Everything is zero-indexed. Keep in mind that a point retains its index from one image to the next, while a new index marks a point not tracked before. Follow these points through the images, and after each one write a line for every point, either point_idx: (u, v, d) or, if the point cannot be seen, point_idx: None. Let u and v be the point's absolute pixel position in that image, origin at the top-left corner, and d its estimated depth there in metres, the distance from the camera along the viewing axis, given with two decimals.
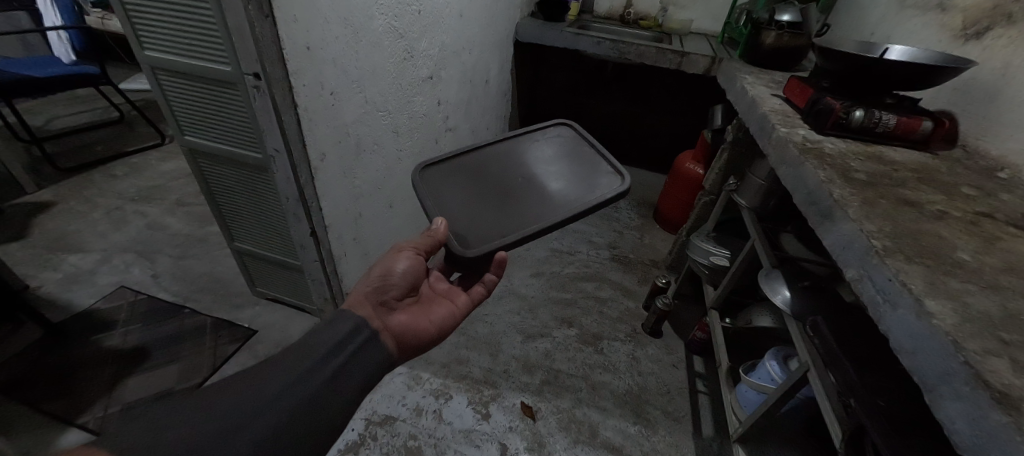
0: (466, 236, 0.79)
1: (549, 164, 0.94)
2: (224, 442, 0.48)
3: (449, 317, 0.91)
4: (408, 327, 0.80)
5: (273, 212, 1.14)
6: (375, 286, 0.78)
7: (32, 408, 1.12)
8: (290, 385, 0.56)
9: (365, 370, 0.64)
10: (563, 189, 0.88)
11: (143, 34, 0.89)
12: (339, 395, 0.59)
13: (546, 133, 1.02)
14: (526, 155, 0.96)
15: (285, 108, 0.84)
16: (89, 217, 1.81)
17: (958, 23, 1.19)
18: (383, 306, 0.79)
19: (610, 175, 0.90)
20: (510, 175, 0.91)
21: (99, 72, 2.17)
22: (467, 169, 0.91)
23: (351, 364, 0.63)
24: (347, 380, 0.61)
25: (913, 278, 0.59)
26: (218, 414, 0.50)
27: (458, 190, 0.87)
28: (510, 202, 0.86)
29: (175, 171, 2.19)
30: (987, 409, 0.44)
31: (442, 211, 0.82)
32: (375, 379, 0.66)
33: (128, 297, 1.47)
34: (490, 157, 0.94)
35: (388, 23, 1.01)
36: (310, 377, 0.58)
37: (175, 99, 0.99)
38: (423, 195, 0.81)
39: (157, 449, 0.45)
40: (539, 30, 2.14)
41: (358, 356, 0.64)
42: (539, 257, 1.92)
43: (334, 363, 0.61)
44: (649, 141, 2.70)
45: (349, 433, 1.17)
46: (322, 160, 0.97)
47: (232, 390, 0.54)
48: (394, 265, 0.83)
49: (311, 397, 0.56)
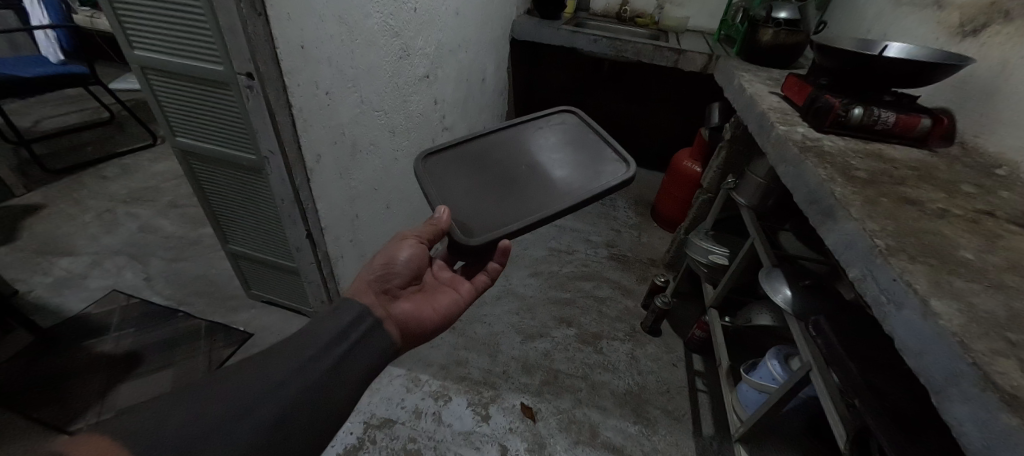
0: (468, 225, 0.79)
1: (552, 152, 0.93)
2: (224, 428, 0.47)
3: (452, 306, 0.90)
4: (412, 315, 0.79)
5: (268, 212, 1.12)
6: (378, 274, 0.77)
7: (22, 416, 1.10)
8: (292, 374, 0.55)
9: (366, 359, 0.63)
10: (567, 177, 0.87)
11: (133, 32, 0.86)
12: (341, 385, 0.58)
13: (549, 121, 1.00)
14: (530, 143, 0.95)
15: (280, 108, 0.82)
16: (80, 220, 1.78)
17: (954, 21, 1.19)
18: (386, 295, 0.78)
19: (614, 163, 0.90)
20: (513, 162, 0.90)
21: (88, 72, 2.13)
22: (469, 156, 0.90)
23: (353, 353, 0.62)
24: (349, 370, 0.60)
25: (918, 278, 0.58)
26: (219, 400, 0.49)
27: (460, 178, 0.85)
28: (513, 190, 0.85)
29: (168, 172, 2.16)
30: (997, 410, 0.43)
31: (443, 199, 0.81)
32: (375, 369, 0.65)
33: (120, 301, 1.45)
34: (493, 145, 0.93)
35: (383, 20, 0.99)
36: (313, 366, 0.57)
37: (167, 99, 0.96)
38: (426, 184, 0.80)
39: (157, 434, 0.43)
40: (535, 28, 2.13)
41: (360, 345, 0.63)
42: (537, 256, 1.90)
43: (334, 352, 0.60)
44: (646, 139, 2.69)
45: (348, 437, 1.16)
46: (318, 161, 0.95)
47: (231, 377, 0.52)
48: (397, 255, 0.82)
49: (313, 385, 0.55)
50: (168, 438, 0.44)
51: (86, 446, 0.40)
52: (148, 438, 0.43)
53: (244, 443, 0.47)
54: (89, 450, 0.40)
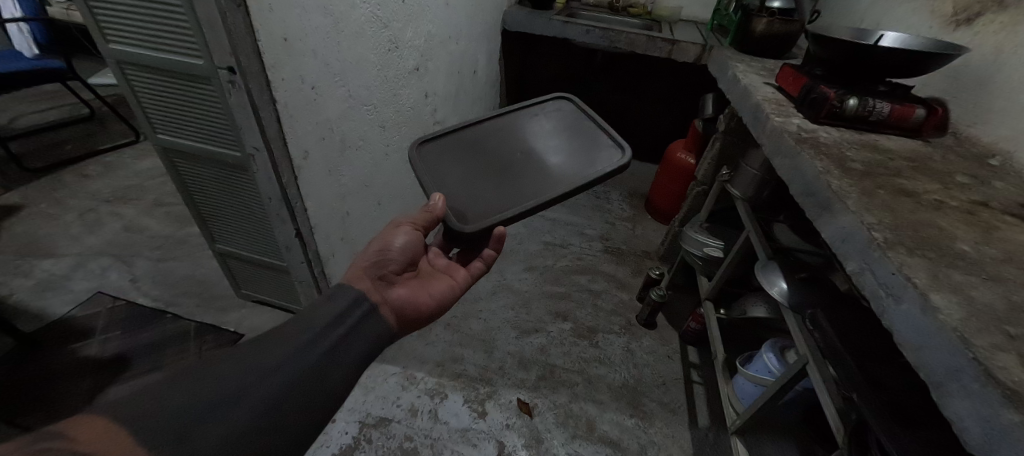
0: (463, 211, 0.77)
1: (547, 139, 0.91)
2: (227, 408, 0.45)
3: (448, 292, 0.88)
4: (409, 300, 0.78)
5: (255, 210, 1.09)
6: (374, 260, 0.76)
7: (5, 424, 1.08)
8: (290, 356, 0.53)
9: (363, 343, 0.62)
10: (562, 164, 0.86)
11: (107, 25, 0.82)
12: (339, 367, 0.57)
13: (544, 108, 0.98)
14: (525, 130, 0.93)
15: (265, 104, 0.79)
16: (61, 220, 1.73)
17: (948, 9, 1.18)
18: (383, 280, 0.77)
19: (610, 150, 0.88)
20: (508, 149, 0.88)
21: (65, 66, 2.07)
22: (464, 144, 0.88)
23: (350, 337, 0.61)
24: (346, 354, 0.59)
25: (917, 272, 0.58)
26: (218, 381, 0.47)
27: (455, 165, 0.84)
28: (508, 176, 0.83)
29: (151, 169, 2.11)
30: (999, 407, 0.43)
31: (439, 186, 0.79)
32: (373, 353, 0.64)
33: (106, 303, 1.42)
34: (488, 132, 0.91)
35: (371, 11, 0.97)
36: (312, 348, 0.56)
37: (145, 95, 0.93)
38: (421, 171, 0.78)
39: (161, 415, 0.41)
40: (527, 18, 2.10)
41: (356, 330, 0.62)
42: (532, 250, 1.89)
43: (332, 335, 0.59)
44: (639, 131, 2.67)
45: (343, 437, 1.15)
46: (306, 158, 0.92)
47: (228, 360, 0.50)
48: (392, 241, 0.80)
49: (313, 368, 0.54)
50: (172, 418, 0.42)
51: (87, 425, 0.38)
52: (152, 418, 0.41)
53: (245, 421, 0.46)
54: (92, 431, 0.38)
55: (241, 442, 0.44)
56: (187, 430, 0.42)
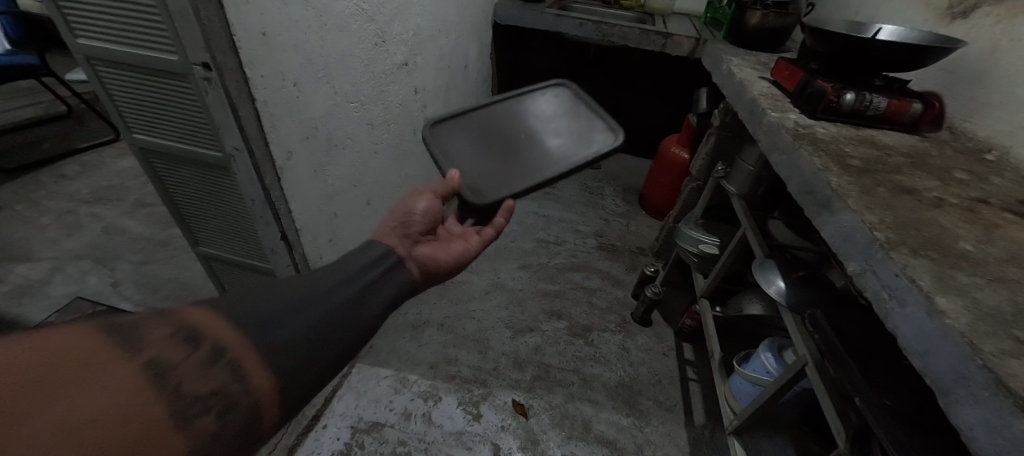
0: (477, 186, 0.78)
1: (551, 119, 0.89)
2: (285, 322, 0.40)
3: (464, 253, 0.85)
4: (432, 258, 0.74)
5: (237, 212, 1.05)
6: (398, 220, 0.72)
7: None
8: (337, 282, 0.49)
9: (396, 285, 0.57)
10: (559, 145, 0.85)
11: (74, 19, 0.78)
12: (377, 302, 0.52)
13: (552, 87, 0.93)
14: (533, 108, 0.90)
15: (244, 103, 0.74)
16: (38, 223, 1.67)
17: (944, 2, 1.17)
18: (407, 239, 0.73)
19: (605, 133, 0.86)
20: (517, 130, 0.86)
21: (39, 62, 1.99)
22: (477, 122, 0.85)
23: (386, 277, 0.56)
24: (383, 290, 0.54)
25: (922, 273, 0.56)
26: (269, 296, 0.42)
27: (468, 144, 0.82)
28: (514, 155, 0.83)
29: (132, 169, 2.04)
30: (1010, 416, 0.41)
31: (451, 164, 0.78)
32: (404, 300, 0.58)
33: (85, 309, 1.37)
34: (502, 110, 0.88)
35: (356, 4, 0.93)
36: (355, 278, 0.51)
37: (119, 94, 0.88)
38: (433, 149, 0.77)
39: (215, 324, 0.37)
40: (519, 12, 2.06)
41: (389, 273, 0.57)
42: (526, 248, 1.86)
43: (370, 273, 0.54)
44: (633, 126, 2.65)
45: (334, 443, 1.12)
46: (289, 159, 0.88)
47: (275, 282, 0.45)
48: (415, 203, 0.77)
49: (358, 297, 0.49)
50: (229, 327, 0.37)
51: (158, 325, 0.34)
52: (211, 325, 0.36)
53: (300, 336, 0.41)
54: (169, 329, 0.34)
55: (301, 355, 0.40)
56: (247, 340, 0.37)
